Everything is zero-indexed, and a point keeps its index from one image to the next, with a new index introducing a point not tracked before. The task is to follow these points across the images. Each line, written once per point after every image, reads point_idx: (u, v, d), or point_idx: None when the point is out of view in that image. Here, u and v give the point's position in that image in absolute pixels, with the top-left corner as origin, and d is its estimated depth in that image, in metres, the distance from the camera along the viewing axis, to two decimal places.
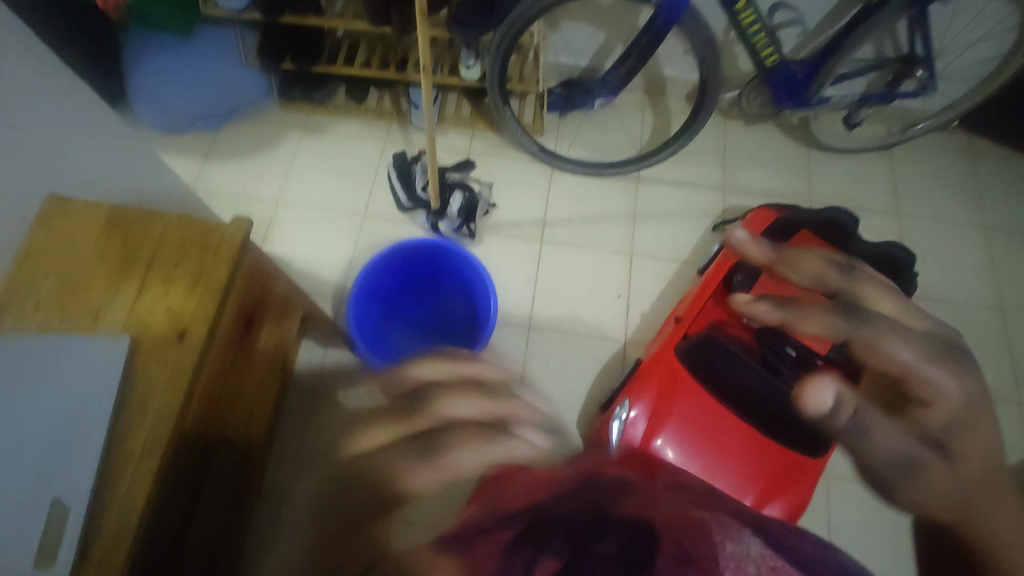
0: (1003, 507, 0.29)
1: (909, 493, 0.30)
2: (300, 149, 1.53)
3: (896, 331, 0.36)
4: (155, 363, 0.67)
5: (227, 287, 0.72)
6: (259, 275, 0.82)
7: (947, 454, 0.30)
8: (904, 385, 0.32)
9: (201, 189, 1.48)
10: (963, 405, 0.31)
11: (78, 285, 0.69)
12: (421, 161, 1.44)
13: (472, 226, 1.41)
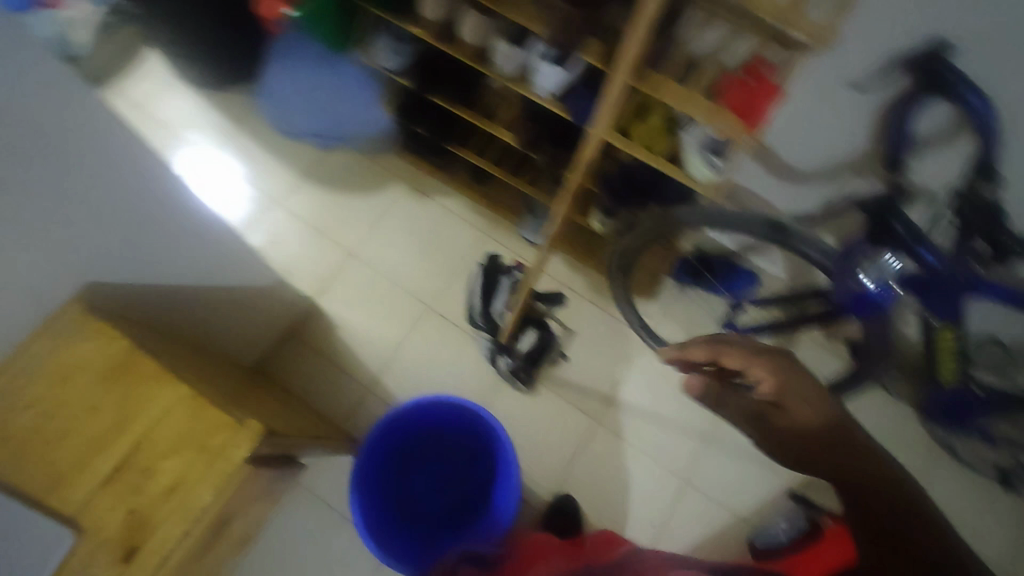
0: (856, 458, 0.55)
1: (785, 435, 0.61)
2: (398, 205, 1.40)
3: (776, 360, 0.65)
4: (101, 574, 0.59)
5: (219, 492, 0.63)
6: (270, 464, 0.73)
7: (786, 416, 0.61)
8: (805, 439, 0.60)
9: (286, 208, 1.39)
10: (791, 397, 0.61)
11: (52, 437, 0.61)
12: (512, 276, 1.28)
13: (533, 372, 1.26)
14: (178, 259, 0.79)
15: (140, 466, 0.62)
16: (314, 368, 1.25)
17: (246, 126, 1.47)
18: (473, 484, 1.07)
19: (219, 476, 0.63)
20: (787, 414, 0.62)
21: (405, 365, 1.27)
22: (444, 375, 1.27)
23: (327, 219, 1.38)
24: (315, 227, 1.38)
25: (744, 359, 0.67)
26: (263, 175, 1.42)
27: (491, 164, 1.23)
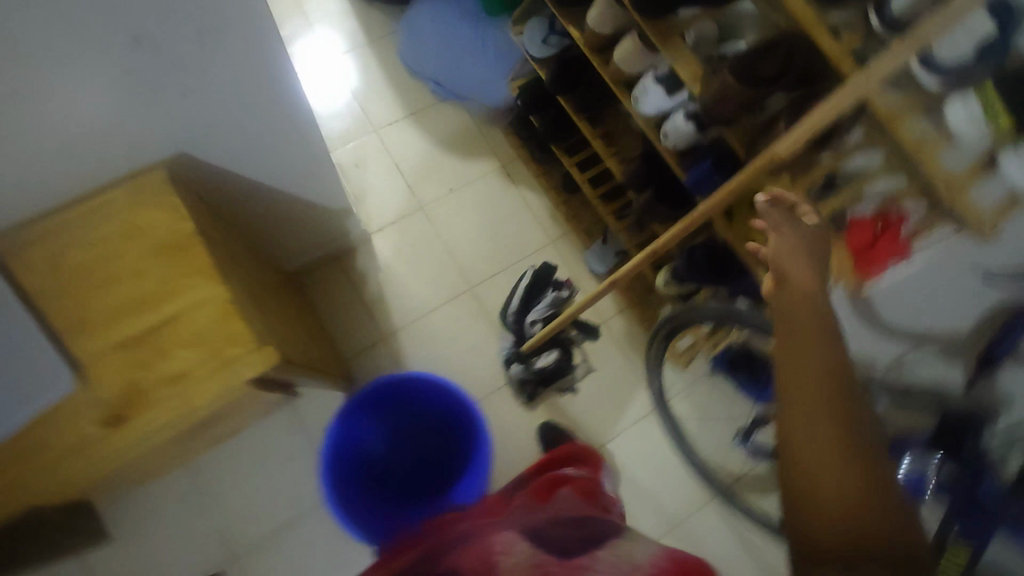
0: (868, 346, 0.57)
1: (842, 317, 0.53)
2: (482, 179, 1.39)
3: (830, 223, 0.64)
4: (90, 426, 0.62)
5: (213, 396, 0.63)
6: (270, 386, 0.72)
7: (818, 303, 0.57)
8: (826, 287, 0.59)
9: (379, 137, 1.39)
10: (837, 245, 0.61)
11: (103, 280, 0.66)
12: (560, 292, 1.24)
13: (538, 391, 1.24)
14: (269, 155, 0.81)
15: (160, 343, 0.64)
16: (342, 296, 1.27)
17: (378, 43, 1.47)
18: (447, 455, 1.08)
19: (218, 383, 0.63)
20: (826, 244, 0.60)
21: (424, 332, 1.27)
22: (454, 357, 1.26)
23: (412, 163, 1.38)
24: (398, 165, 1.38)
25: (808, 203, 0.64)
26: (375, 97, 1.43)
27: (585, 181, 1.20)
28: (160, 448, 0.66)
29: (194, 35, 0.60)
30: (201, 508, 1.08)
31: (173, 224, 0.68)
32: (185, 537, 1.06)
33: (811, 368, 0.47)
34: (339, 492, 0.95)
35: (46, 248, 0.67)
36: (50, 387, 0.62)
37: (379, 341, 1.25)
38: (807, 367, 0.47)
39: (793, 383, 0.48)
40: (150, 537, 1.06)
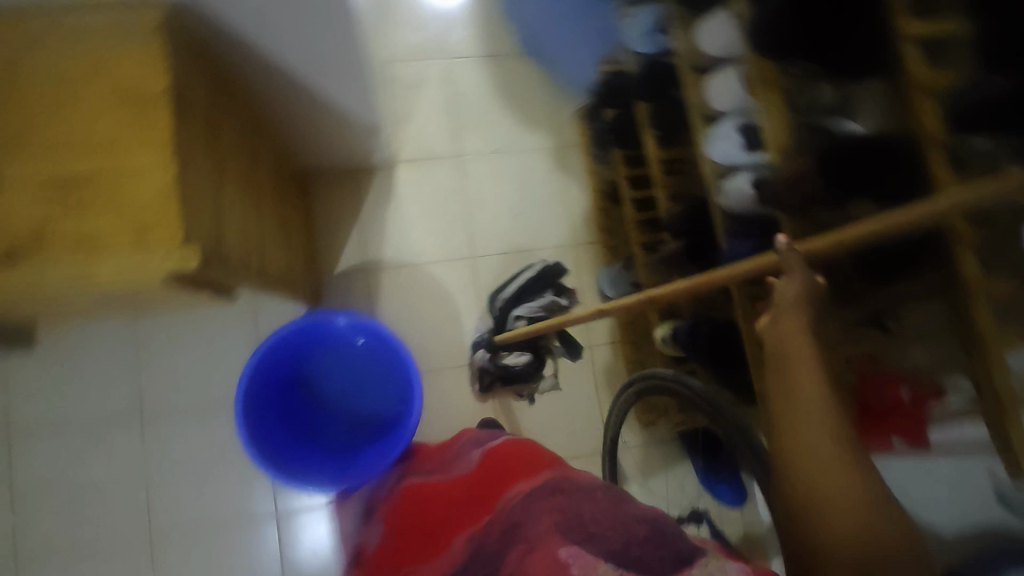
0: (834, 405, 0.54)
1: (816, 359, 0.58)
2: (532, 154, 1.29)
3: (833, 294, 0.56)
4: None
5: (131, 279, 0.55)
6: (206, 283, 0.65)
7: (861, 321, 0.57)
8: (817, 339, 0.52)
9: (448, 69, 1.28)
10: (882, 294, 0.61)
11: (43, 100, 0.54)
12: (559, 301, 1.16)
13: (493, 385, 1.17)
14: (309, 56, 0.74)
15: (78, 199, 0.54)
16: (343, 213, 1.20)
17: None
18: (368, 407, 1.05)
19: (129, 269, 0.54)
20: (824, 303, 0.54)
21: (409, 281, 1.20)
22: (429, 319, 1.20)
23: (469, 110, 1.28)
24: (454, 105, 1.28)
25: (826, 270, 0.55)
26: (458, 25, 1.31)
27: (628, 199, 1.09)
28: (57, 300, 0.59)
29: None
30: (142, 359, 1.10)
31: (138, 66, 0.55)
32: (118, 376, 1.09)
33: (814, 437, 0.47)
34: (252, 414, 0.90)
35: None
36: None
37: (360, 273, 1.19)
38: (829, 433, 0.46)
39: (802, 452, 0.46)
40: (84, 365, 1.09)
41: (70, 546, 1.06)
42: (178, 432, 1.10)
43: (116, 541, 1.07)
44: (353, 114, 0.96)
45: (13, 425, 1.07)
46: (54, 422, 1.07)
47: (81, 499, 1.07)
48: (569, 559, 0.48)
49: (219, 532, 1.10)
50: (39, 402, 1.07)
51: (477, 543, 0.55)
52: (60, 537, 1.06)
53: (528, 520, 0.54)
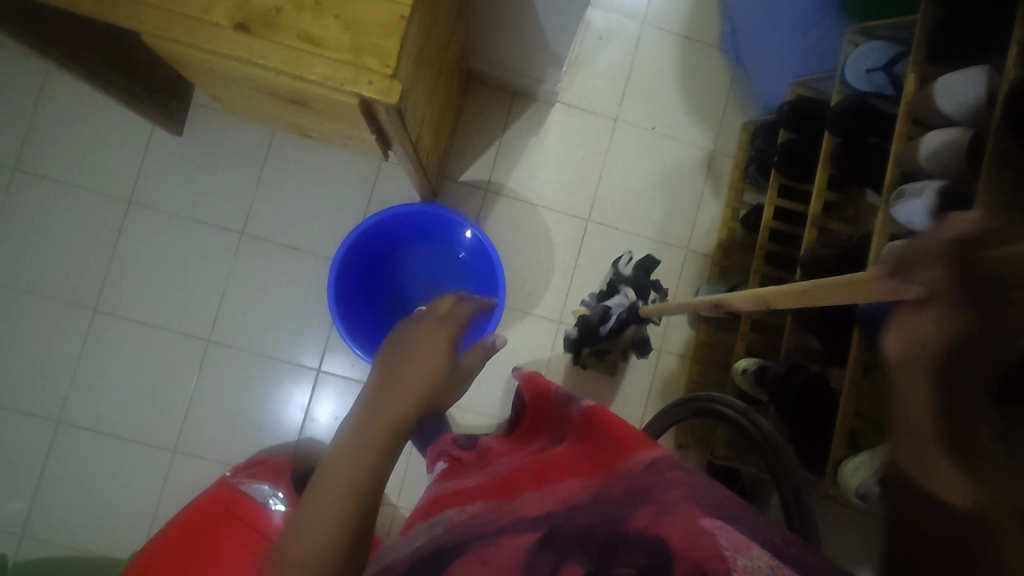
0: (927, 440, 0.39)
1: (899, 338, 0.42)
2: (685, 148, 1.25)
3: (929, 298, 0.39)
4: (217, 15, 0.56)
5: (332, 87, 0.57)
6: (381, 124, 0.67)
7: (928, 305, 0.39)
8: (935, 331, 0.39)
9: (643, 33, 1.25)
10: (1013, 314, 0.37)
11: None
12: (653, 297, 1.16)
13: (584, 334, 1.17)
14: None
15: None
16: (486, 128, 1.20)
17: None
18: (432, 311, 1.06)
19: (334, 76, 0.56)
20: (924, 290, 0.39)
21: (520, 217, 1.21)
22: (523, 260, 1.21)
23: (642, 80, 1.25)
24: (629, 70, 1.25)
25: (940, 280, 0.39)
26: None
27: (768, 226, 1.04)
28: (256, 80, 0.61)
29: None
30: (261, 184, 1.16)
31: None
32: (236, 191, 1.16)
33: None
34: (343, 270, 0.94)
35: None
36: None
37: (481, 189, 1.20)
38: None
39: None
40: (212, 169, 1.15)
41: (143, 320, 1.14)
42: (266, 262, 1.16)
43: (181, 332, 1.15)
44: (549, 37, 0.95)
45: (138, 189, 1.14)
46: (169, 208, 1.15)
47: (167, 283, 1.15)
48: (715, 529, 0.42)
49: (267, 364, 1.17)
50: (164, 185, 1.15)
51: (595, 492, 0.48)
52: (137, 309, 1.14)
53: (658, 487, 0.47)
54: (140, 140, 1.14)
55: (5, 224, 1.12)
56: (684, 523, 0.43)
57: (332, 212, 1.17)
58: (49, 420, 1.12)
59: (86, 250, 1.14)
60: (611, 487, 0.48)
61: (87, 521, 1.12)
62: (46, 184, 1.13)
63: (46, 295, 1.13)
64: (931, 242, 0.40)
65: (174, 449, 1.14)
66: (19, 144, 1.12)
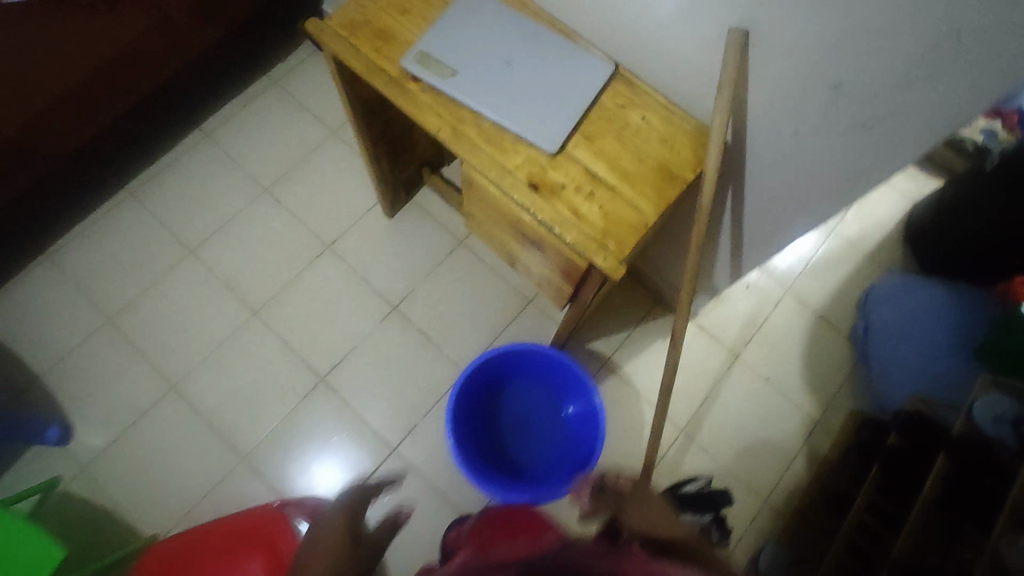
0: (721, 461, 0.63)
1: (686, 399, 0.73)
2: (791, 409, 1.33)
3: None
4: (520, 173, 0.76)
5: (575, 249, 0.74)
6: (584, 288, 0.83)
7: None
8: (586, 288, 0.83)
9: (783, 299, 1.42)
10: None
11: (627, 136, 0.78)
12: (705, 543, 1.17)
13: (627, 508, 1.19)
14: (753, 223, 0.94)
15: (596, 189, 0.75)
16: (623, 314, 1.35)
17: (868, 261, 1.46)
18: (519, 448, 1.13)
19: (582, 244, 0.73)
20: None
21: (623, 399, 1.30)
22: (611, 438, 1.28)
23: (770, 335, 1.39)
24: (761, 322, 1.40)
25: None
26: (813, 277, 1.45)
27: (855, 515, 1.07)
28: (515, 219, 0.80)
29: (838, 155, 0.73)
30: (428, 278, 1.36)
31: (690, 166, 0.77)
32: (406, 275, 1.36)
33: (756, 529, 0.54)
34: (467, 381, 1.06)
35: (635, 87, 0.81)
36: (536, 135, 0.77)
37: (601, 362, 1.32)
38: None
39: None
40: (398, 251, 1.38)
41: (283, 339, 1.30)
42: (400, 338, 1.32)
43: (305, 363, 1.29)
44: (715, 268, 1.13)
45: (341, 242, 1.38)
46: (351, 263, 1.36)
47: (319, 320, 1.32)
48: None
49: (353, 425, 1.26)
50: (357, 246, 1.38)
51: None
52: (284, 328, 1.31)
53: None
54: (360, 207, 1.40)
55: (233, 223, 1.38)
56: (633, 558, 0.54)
57: (473, 323, 1.33)
58: (167, 383, 1.26)
59: (275, 266, 1.35)
60: None
61: (139, 484, 1.19)
62: (277, 209, 1.40)
63: (228, 285, 1.34)
64: None
65: (243, 458, 1.22)
66: (277, 175, 1.42)
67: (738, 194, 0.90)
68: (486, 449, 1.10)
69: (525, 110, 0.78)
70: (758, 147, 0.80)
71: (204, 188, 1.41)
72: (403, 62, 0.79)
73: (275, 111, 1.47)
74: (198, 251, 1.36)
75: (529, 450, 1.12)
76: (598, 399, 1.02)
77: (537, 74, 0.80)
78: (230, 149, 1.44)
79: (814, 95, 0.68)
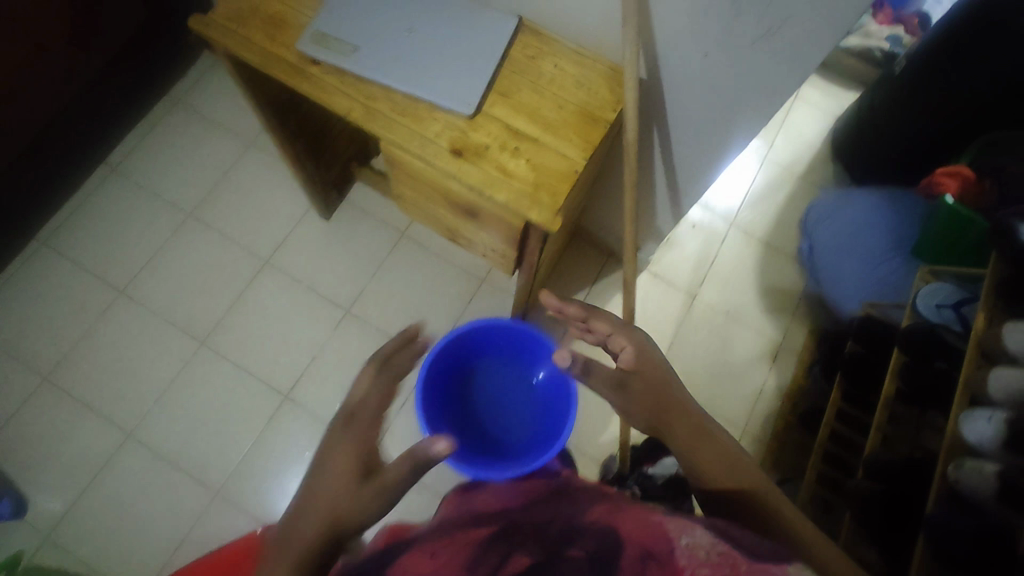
0: (678, 423, 0.62)
1: (631, 335, 0.73)
2: (753, 336, 1.36)
3: (606, 316, 0.76)
4: (441, 140, 0.74)
5: (509, 208, 0.72)
6: (527, 248, 0.82)
7: (611, 317, 0.77)
8: (529, 247, 0.81)
9: (728, 233, 1.45)
10: (627, 326, 0.74)
11: (542, 87, 0.77)
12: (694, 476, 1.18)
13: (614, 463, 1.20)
14: (683, 158, 0.94)
15: (520, 144, 0.74)
16: (578, 275, 1.35)
17: (802, 183, 1.50)
18: (495, 424, 1.11)
19: (515, 201, 0.71)
20: (607, 324, 0.76)
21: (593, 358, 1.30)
22: (586, 398, 1.28)
23: (722, 270, 1.41)
24: (713, 259, 1.42)
25: (609, 324, 0.75)
26: (754, 208, 1.48)
27: (827, 425, 1.10)
28: (445, 189, 0.78)
29: (749, 72, 0.74)
30: (377, 275, 1.32)
31: (611, 106, 0.76)
32: (355, 275, 1.32)
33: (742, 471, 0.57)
34: (433, 367, 1.04)
35: (543, 37, 0.80)
36: (450, 99, 0.74)
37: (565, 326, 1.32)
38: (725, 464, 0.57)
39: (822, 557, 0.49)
40: (342, 252, 1.34)
41: (237, 362, 1.25)
42: (359, 339, 1.28)
43: (265, 384, 1.24)
44: (658, 213, 1.14)
45: (281, 253, 1.33)
46: (295, 273, 1.32)
47: (271, 337, 1.27)
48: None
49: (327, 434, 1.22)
50: (298, 255, 1.33)
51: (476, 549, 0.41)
52: (236, 352, 1.26)
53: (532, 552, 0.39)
54: (293, 215, 1.35)
55: (162, 253, 1.31)
56: (640, 517, 0.41)
57: (430, 311, 1.30)
58: (121, 432, 1.19)
59: (216, 291, 1.29)
60: (481, 547, 0.41)
61: (109, 541, 1.12)
62: (206, 231, 1.33)
63: (168, 319, 1.27)
64: (614, 322, 0.76)
65: (217, 492, 1.16)
66: (201, 197, 1.36)
67: (663, 130, 0.90)
68: (462, 432, 1.08)
69: (435, 76, 0.75)
70: (673, 77, 0.79)
71: (123, 223, 1.33)
72: (300, 46, 0.76)
73: (187, 131, 1.40)
74: (129, 290, 1.28)
75: (505, 423, 1.11)
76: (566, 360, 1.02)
77: (440, 38, 0.77)
78: (145, 178, 1.36)
79: (715, 14, 0.68)
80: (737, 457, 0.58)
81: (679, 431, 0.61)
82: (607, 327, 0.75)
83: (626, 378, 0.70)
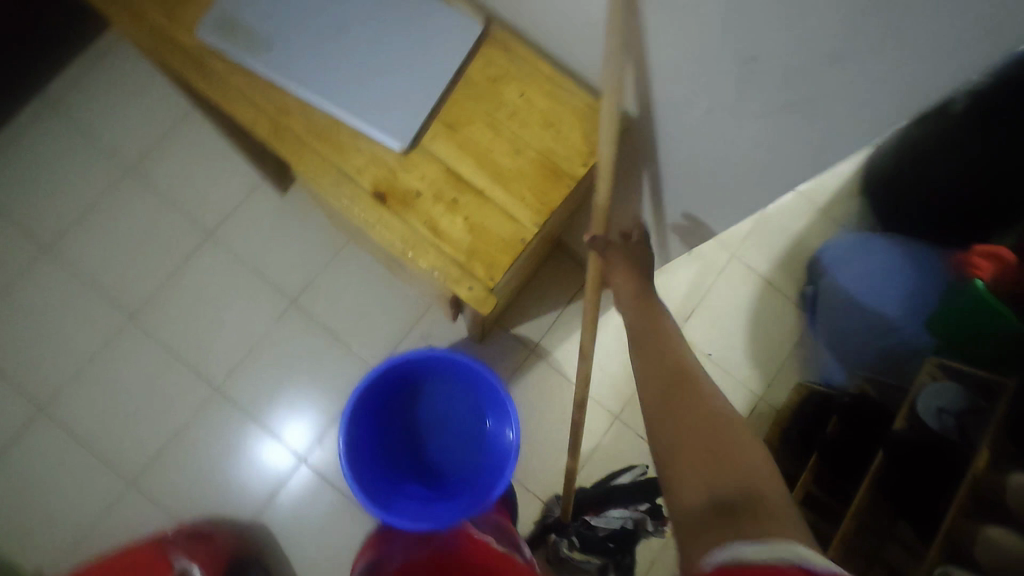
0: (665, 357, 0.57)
1: (641, 259, 0.69)
2: (732, 383, 1.25)
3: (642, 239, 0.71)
4: (363, 179, 0.59)
5: (435, 276, 0.59)
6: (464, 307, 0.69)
7: (629, 237, 0.72)
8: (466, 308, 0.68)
9: (728, 264, 1.30)
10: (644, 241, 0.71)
11: (499, 122, 0.61)
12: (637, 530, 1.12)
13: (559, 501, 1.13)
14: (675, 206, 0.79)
15: (460, 196, 0.59)
16: (551, 294, 1.22)
17: (821, 216, 1.33)
18: (431, 456, 1.02)
19: (441, 270, 0.58)
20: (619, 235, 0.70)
21: (555, 386, 1.20)
22: (539, 431, 1.18)
23: (714, 304, 1.28)
24: (705, 292, 1.28)
25: (602, 239, 0.68)
26: (762, 237, 1.32)
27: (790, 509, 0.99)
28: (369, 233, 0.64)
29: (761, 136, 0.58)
30: (329, 266, 1.19)
31: (581, 158, 0.61)
32: (306, 261, 1.19)
33: (692, 418, 0.50)
34: (364, 396, 0.92)
35: (511, 51, 0.63)
36: (379, 127, 0.59)
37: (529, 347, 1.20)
38: (683, 424, 0.50)
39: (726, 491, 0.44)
40: (293, 233, 1.20)
41: (166, 344, 1.15)
42: (302, 335, 1.17)
43: (195, 371, 1.15)
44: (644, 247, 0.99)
45: (226, 226, 1.19)
46: (239, 251, 1.19)
47: (206, 319, 1.16)
48: None
49: (257, 434, 1.14)
50: (244, 231, 1.19)
51: None
52: (167, 333, 1.15)
53: None
54: (244, 184, 1.21)
55: (94, 211, 1.18)
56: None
57: (383, 312, 1.18)
58: (36, 406, 1.11)
59: (150, 261, 1.17)
60: None
61: (17, 521, 1.07)
62: (145, 191, 1.19)
63: (96, 287, 1.16)
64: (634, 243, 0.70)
65: (132, 482, 1.10)
66: (142, 150, 1.21)
67: (653, 174, 0.74)
68: (393, 461, 1.00)
69: (365, 93, 0.60)
70: (667, 123, 0.63)
71: (54, 172, 1.19)
72: (201, 33, 0.60)
73: (132, 71, 1.23)
74: (56, 249, 1.16)
75: (443, 455, 1.02)
76: (511, 410, 0.91)
77: (378, 40, 0.61)
78: (81, 121, 1.21)
79: (724, 69, 0.52)
80: (693, 389, 0.53)
81: (652, 365, 0.57)
82: (615, 237, 0.69)
83: (617, 252, 0.68)
